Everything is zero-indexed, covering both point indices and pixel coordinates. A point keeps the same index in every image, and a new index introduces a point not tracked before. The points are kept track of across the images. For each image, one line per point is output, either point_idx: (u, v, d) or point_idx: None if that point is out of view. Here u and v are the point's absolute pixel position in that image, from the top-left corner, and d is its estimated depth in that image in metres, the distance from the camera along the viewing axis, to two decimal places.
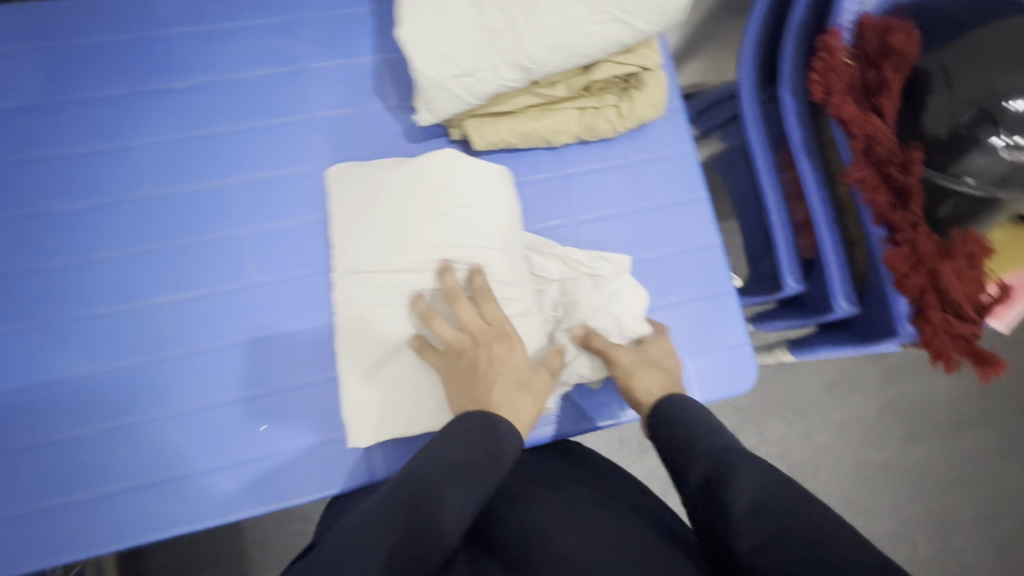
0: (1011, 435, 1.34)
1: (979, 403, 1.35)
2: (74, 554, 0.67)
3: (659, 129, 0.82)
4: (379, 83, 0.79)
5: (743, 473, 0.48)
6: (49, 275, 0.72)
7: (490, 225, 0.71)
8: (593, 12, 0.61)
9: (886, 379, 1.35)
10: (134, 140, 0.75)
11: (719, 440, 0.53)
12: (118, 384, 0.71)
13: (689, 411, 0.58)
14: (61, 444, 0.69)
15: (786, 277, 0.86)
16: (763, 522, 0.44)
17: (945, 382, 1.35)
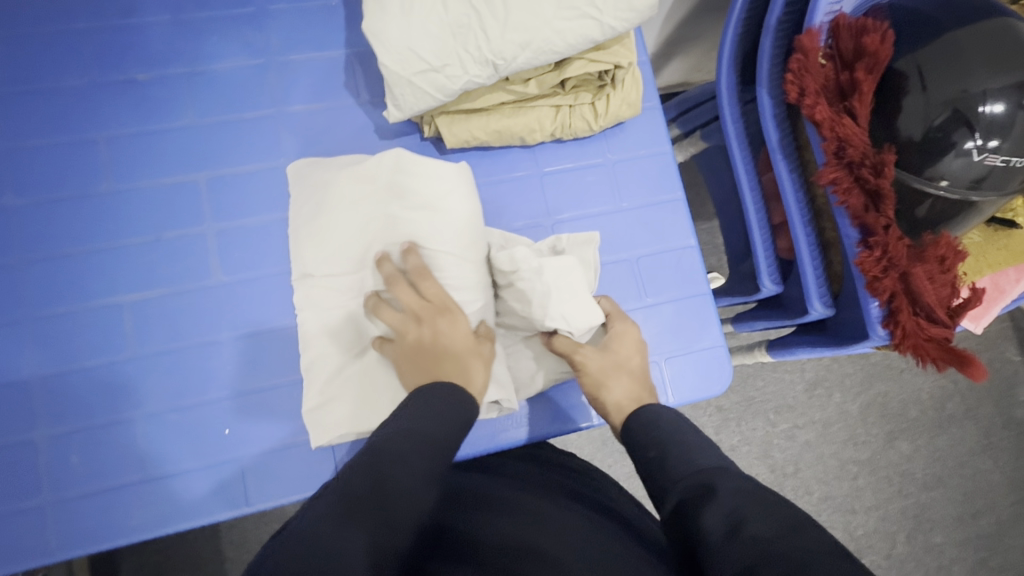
0: (987, 432, 1.36)
1: (955, 401, 1.37)
2: (28, 566, 0.64)
3: (637, 128, 0.81)
4: (350, 77, 0.77)
5: (723, 489, 0.43)
6: (1, 273, 0.69)
7: (445, 225, 0.67)
8: (561, 8, 0.59)
9: (865, 378, 1.36)
10: (92, 132, 0.72)
11: (697, 460, 0.48)
12: (76, 387, 0.68)
13: (660, 427, 0.55)
14: (14, 451, 0.66)
15: (763, 278, 0.86)
16: (745, 546, 0.38)
17: (921, 379, 1.37)
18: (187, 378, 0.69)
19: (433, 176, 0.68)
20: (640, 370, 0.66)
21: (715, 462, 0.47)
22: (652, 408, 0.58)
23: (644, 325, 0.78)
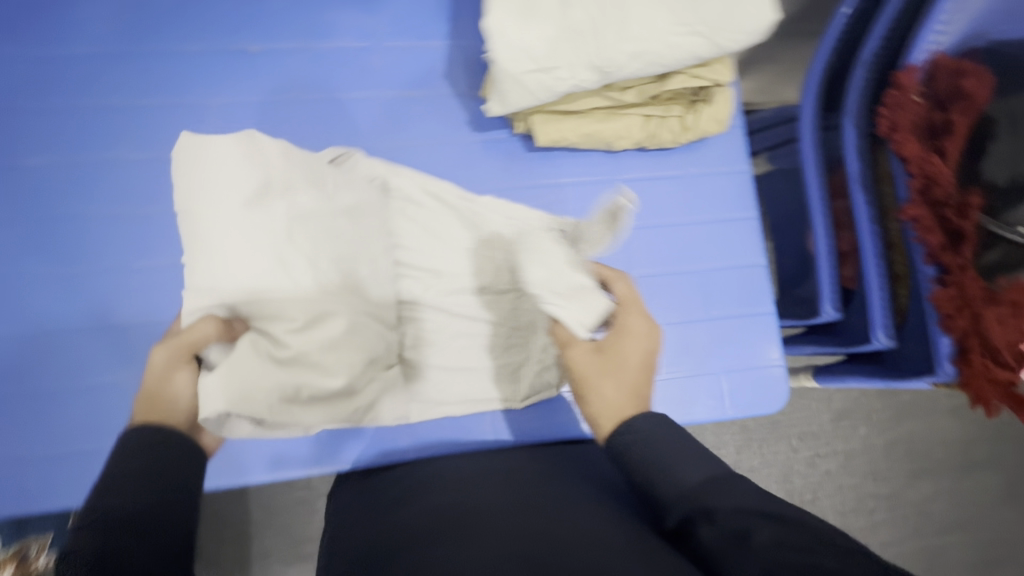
0: (1009, 483, 1.36)
1: (981, 448, 1.36)
2: None
3: (719, 145, 0.83)
4: (450, 68, 0.80)
5: (725, 505, 0.44)
6: (106, 221, 0.72)
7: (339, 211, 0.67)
8: (676, 23, 0.61)
9: (893, 415, 1.35)
10: (206, 97, 0.76)
11: (697, 467, 0.47)
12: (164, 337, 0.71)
13: (635, 429, 0.51)
14: (98, 390, 0.69)
15: (825, 304, 0.88)
16: (755, 561, 0.39)
17: (951, 423, 1.37)
18: None
19: (235, 159, 0.63)
20: (598, 387, 0.55)
21: (707, 470, 0.47)
22: (653, 414, 0.52)
23: (706, 336, 0.80)
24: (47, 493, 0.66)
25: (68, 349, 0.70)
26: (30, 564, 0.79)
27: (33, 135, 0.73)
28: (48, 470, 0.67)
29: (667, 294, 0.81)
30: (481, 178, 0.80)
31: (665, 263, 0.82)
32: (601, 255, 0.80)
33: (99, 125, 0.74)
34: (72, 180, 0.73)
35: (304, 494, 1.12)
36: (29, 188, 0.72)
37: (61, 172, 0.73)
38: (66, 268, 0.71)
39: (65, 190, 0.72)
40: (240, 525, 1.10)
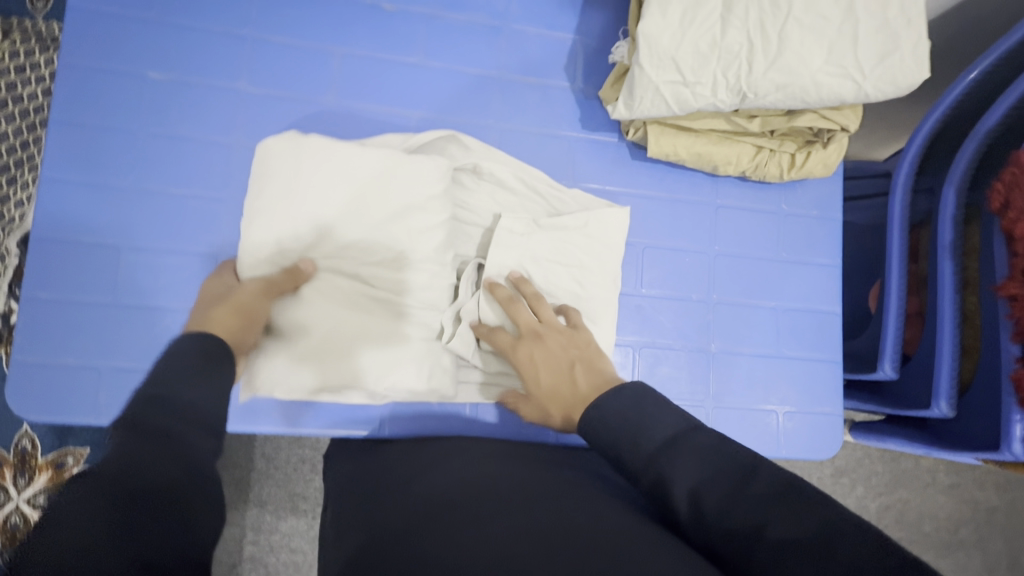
0: (989, 567, 1.39)
1: (969, 529, 1.39)
2: None
3: (816, 188, 0.84)
4: (572, 63, 0.80)
5: (685, 471, 0.46)
6: (206, 146, 0.70)
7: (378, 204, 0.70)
8: (829, 63, 0.61)
9: (890, 481, 1.37)
10: (329, 44, 0.75)
11: (657, 430, 0.49)
12: None
13: (622, 420, 0.52)
14: (174, 314, 0.68)
15: (885, 362, 0.89)
16: (729, 523, 0.42)
17: (946, 500, 1.39)
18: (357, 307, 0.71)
19: (302, 164, 0.68)
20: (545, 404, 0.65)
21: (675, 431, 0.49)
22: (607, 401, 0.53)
23: (771, 373, 0.81)
24: (112, 408, 0.65)
25: (145, 266, 0.68)
26: (64, 472, 0.79)
27: (152, 42, 0.70)
28: (114, 384, 0.66)
29: (741, 324, 0.81)
30: (585, 175, 0.80)
31: (744, 294, 0.82)
32: (673, 275, 0.81)
33: (216, 52, 0.72)
34: (178, 98, 0.70)
35: (308, 452, 1.07)
36: (139, 94, 0.69)
37: (176, 88, 0.70)
38: (160, 185, 0.69)
39: (169, 107, 0.70)
40: (241, 471, 1.04)
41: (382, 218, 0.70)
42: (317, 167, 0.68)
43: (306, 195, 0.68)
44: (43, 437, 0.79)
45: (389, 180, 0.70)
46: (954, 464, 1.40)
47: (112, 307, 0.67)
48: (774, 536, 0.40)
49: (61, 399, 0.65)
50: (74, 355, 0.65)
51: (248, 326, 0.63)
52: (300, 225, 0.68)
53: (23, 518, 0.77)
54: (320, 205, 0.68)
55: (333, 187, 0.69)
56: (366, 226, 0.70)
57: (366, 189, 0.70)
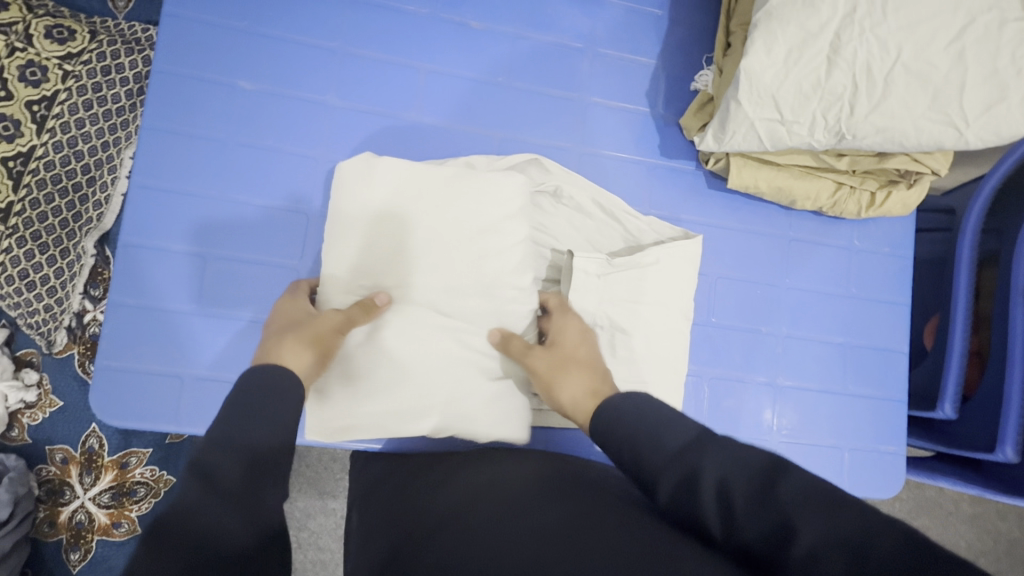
0: None
1: (993, 562, 1.39)
2: None
3: (890, 225, 0.83)
4: (653, 90, 0.80)
5: (707, 467, 0.43)
6: (292, 159, 0.70)
7: (472, 224, 0.70)
8: (932, 110, 0.61)
9: (914, 509, 1.37)
10: (415, 59, 0.74)
11: (679, 431, 0.47)
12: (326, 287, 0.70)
13: (632, 412, 0.51)
14: (255, 325, 0.68)
15: (945, 402, 0.89)
16: (764, 526, 0.39)
17: (971, 532, 1.39)
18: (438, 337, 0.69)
19: (385, 183, 0.68)
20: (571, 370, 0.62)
21: (692, 433, 0.47)
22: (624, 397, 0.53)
23: (837, 410, 0.80)
24: (193, 417, 0.66)
25: (228, 276, 0.68)
26: (128, 472, 0.79)
27: (243, 53, 0.70)
28: (195, 394, 0.66)
29: (808, 358, 0.81)
30: (661, 203, 0.79)
31: (812, 328, 0.81)
32: (743, 305, 0.80)
33: (305, 63, 0.71)
34: (266, 109, 0.70)
35: (341, 452, 1.06)
36: (229, 104, 0.69)
37: (265, 99, 0.70)
38: (246, 195, 0.69)
39: (256, 117, 0.70)
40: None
41: (453, 238, 0.69)
42: (385, 183, 0.68)
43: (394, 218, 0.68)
44: (110, 437, 0.79)
45: (462, 198, 0.69)
46: (978, 495, 1.40)
47: (195, 316, 0.67)
48: (808, 539, 0.37)
49: (144, 406, 0.65)
50: (157, 362, 0.66)
51: (321, 358, 0.58)
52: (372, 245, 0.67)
53: (87, 516, 0.78)
54: (413, 230, 0.68)
55: (404, 205, 0.68)
56: (437, 249, 0.68)
57: (437, 209, 0.69)
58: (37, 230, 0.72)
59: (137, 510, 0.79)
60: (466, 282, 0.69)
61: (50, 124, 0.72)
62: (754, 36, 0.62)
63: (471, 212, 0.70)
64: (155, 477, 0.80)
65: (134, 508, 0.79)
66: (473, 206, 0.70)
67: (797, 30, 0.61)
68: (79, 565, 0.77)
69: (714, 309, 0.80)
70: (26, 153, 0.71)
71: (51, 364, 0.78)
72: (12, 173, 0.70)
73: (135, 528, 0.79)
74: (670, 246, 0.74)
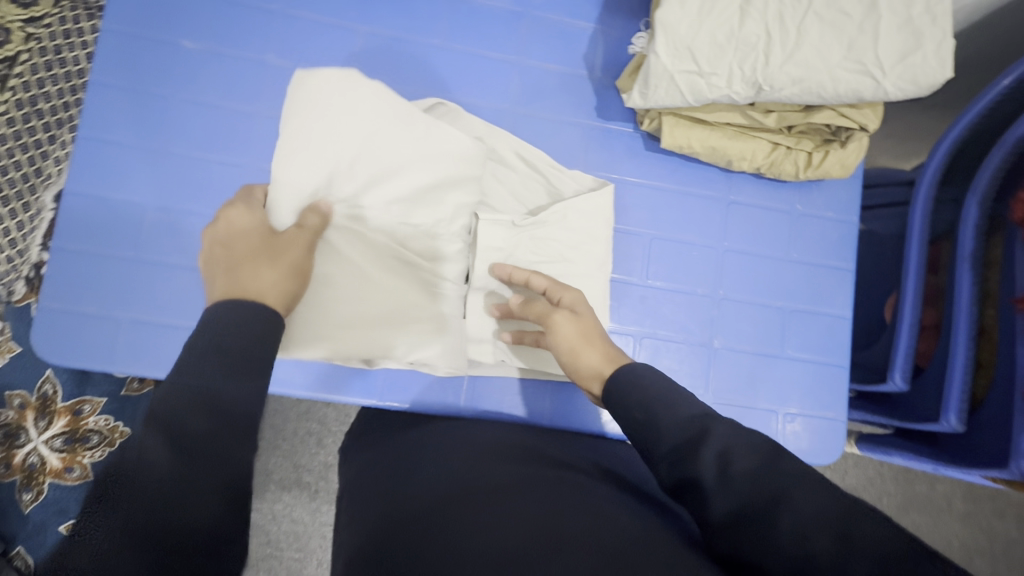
0: None
1: (984, 560, 1.34)
2: (168, 373, 0.69)
3: (834, 189, 0.82)
4: (593, 54, 0.81)
5: (796, 498, 0.42)
6: (232, 115, 0.73)
7: (397, 156, 0.72)
8: (847, 58, 0.61)
9: (901, 503, 1.33)
10: (356, 22, 0.77)
11: (678, 408, 0.50)
12: None
13: (645, 379, 0.54)
14: (190, 273, 0.71)
15: (894, 372, 0.87)
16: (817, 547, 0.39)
17: (960, 527, 1.34)
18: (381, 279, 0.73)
19: (315, 115, 0.69)
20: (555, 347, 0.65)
21: (766, 447, 0.47)
22: (628, 370, 0.55)
23: (777, 374, 0.79)
24: (126, 357, 0.69)
25: (164, 226, 0.71)
26: (81, 420, 0.83)
27: (188, 13, 0.73)
28: (130, 335, 0.69)
29: (748, 323, 0.80)
30: (599, 164, 0.80)
31: (751, 292, 0.81)
32: (681, 267, 0.80)
33: (248, 24, 0.75)
34: (210, 67, 0.73)
35: (317, 427, 1.08)
36: (173, 62, 0.73)
37: (208, 58, 0.73)
38: (186, 148, 0.72)
39: (200, 74, 0.73)
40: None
41: (394, 161, 0.72)
42: (340, 112, 0.69)
43: (321, 148, 0.69)
44: (65, 383, 0.83)
45: (409, 127, 0.72)
46: (971, 492, 1.36)
47: (134, 262, 0.70)
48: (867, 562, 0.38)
49: (81, 345, 0.68)
50: (95, 304, 0.69)
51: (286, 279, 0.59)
52: (319, 167, 0.69)
53: (40, 460, 0.81)
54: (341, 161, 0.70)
55: (353, 132, 0.70)
56: (381, 171, 0.72)
57: (387, 137, 0.72)
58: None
59: (90, 456, 0.83)
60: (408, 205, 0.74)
61: (11, 83, 0.77)
62: None
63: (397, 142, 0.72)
64: (108, 426, 0.85)
65: (86, 455, 0.83)
66: (418, 136, 0.73)
67: None
68: (31, 505, 0.80)
69: (652, 271, 0.80)
70: None
71: (11, 313, 0.82)
72: None
73: (87, 474, 0.83)
74: (599, 202, 0.75)
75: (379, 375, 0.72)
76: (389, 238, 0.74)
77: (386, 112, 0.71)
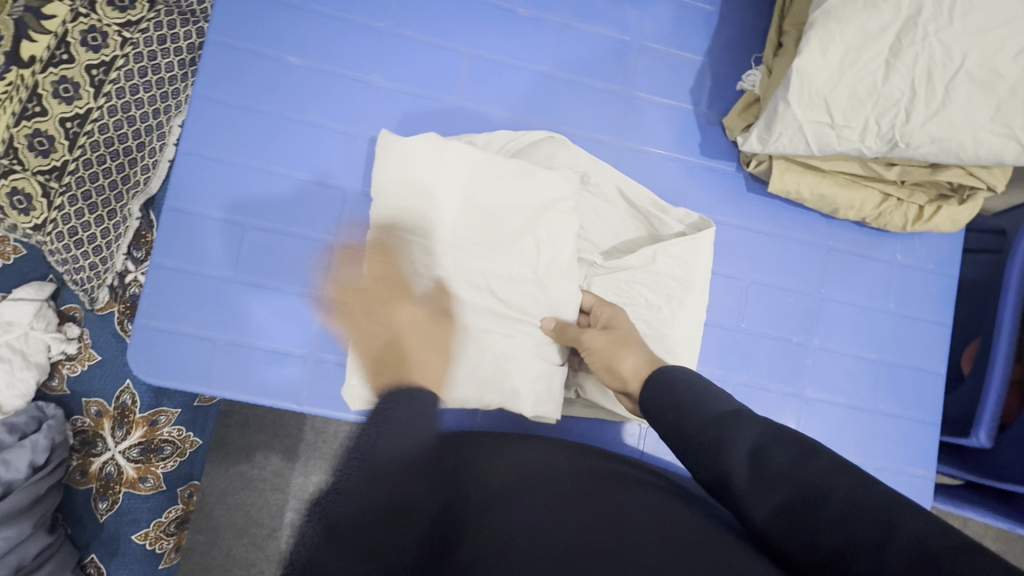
0: None
1: None
2: (260, 399, 0.68)
3: (936, 241, 0.80)
4: (699, 88, 0.78)
5: (830, 489, 0.39)
6: (334, 136, 0.71)
7: (501, 209, 0.69)
8: (995, 121, 0.58)
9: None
10: (462, 44, 0.74)
11: (711, 406, 0.47)
12: (352, 262, 0.71)
13: (679, 384, 0.51)
14: (285, 296, 0.70)
15: (980, 429, 0.85)
16: (851, 533, 0.37)
17: None
18: None
19: (424, 152, 0.67)
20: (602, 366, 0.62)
21: (802, 437, 0.43)
22: (664, 373, 0.53)
23: (865, 427, 0.78)
24: (221, 380, 0.68)
25: (261, 247, 0.69)
26: (157, 430, 0.83)
27: (295, 27, 0.71)
28: (226, 357, 0.68)
29: (839, 372, 0.78)
30: (699, 203, 0.78)
31: (844, 341, 0.79)
32: (774, 311, 0.78)
33: (353, 42, 0.72)
34: (313, 85, 0.71)
35: None
36: (279, 78, 0.71)
37: (311, 75, 0.71)
38: (285, 167, 0.70)
39: (303, 91, 0.71)
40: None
41: (480, 210, 0.68)
42: (440, 155, 0.67)
43: (423, 180, 0.67)
44: (143, 394, 0.82)
45: (497, 180, 0.69)
46: (1006, 531, 1.30)
47: (233, 282, 0.69)
48: (905, 541, 0.35)
49: (176, 364, 0.67)
50: (193, 324, 0.68)
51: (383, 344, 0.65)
52: (406, 209, 0.67)
53: (116, 469, 0.81)
54: (441, 202, 0.67)
55: (459, 178, 0.68)
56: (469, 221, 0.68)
57: (476, 186, 0.68)
58: (88, 190, 0.75)
59: (163, 466, 0.83)
60: (502, 258, 0.68)
61: (107, 88, 0.74)
62: (811, 36, 0.60)
63: (503, 192, 0.69)
64: (181, 437, 0.84)
65: (160, 465, 0.83)
66: (512, 185, 0.69)
67: (857, 32, 0.59)
68: (106, 514, 0.81)
69: (744, 315, 0.78)
70: (83, 114, 0.73)
71: (92, 319, 0.83)
72: (69, 133, 0.72)
73: (159, 484, 0.83)
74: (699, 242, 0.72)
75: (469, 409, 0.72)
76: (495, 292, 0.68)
77: (476, 160, 0.68)
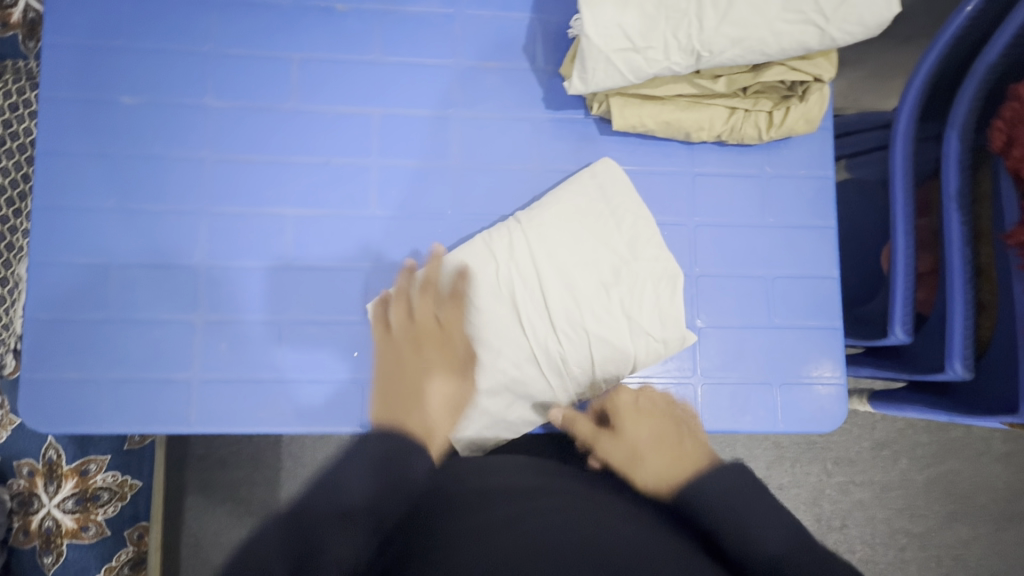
0: None
1: None
2: (156, 428, 0.70)
3: (803, 145, 0.79)
4: (531, 44, 0.79)
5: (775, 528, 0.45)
6: (181, 163, 0.73)
7: (637, 282, 0.72)
8: (786, 10, 0.60)
9: (936, 452, 1.19)
10: (291, 51, 0.76)
11: (741, 483, 0.50)
12: (216, 281, 0.73)
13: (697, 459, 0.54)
14: (154, 326, 0.71)
15: (895, 326, 0.82)
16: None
17: (1014, 474, 1.19)
18: (330, 298, 0.74)
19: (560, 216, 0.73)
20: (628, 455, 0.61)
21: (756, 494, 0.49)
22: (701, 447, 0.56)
23: (764, 345, 0.77)
24: (113, 416, 0.70)
25: (127, 283, 0.72)
26: (89, 478, 0.85)
27: (121, 68, 0.74)
28: (114, 395, 0.70)
29: (730, 295, 0.77)
30: (553, 156, 0.78)
31: (730, 262, 0.78)
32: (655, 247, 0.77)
33: (181, 69, 0.74)
34: (147, 119, 0.73)
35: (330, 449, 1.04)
36: (116, 120, 0.73)
37: (147, 110, 0.74)
38: (137, 203, 0.73)
39: (140, 126, 0.73)
40: (270, 469, 1.04)
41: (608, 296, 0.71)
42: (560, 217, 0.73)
43: (549, 229, 0.73)
44: (66, 446, 0.85)
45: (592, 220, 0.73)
46: (1009, 430, 1.20)
47: (106, 322, 0.71)
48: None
49: (65, 412, 0.70)
50: (76, 370, 0.70)
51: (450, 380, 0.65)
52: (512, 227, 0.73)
53: (56, 522, 0.84)
54: (567, 249, 0.72)
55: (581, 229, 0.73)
56: (538, 259, 0.72)
57: (552, 226, 0.72)
58: None
59: (103, 513, 0.86)
60: (548, 293, 0.71)
61: None
62: None
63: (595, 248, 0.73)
64: (118, 481, 0.87)
65: (99, 512, 0.85)
66: (632, 270, 0.72)
67: None
68: (53, 567, 0.84)
69: None
70: None
71: (8, 386, 0.85)
72: None
73: (103, 530, 0.85)
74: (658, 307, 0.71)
75: (354, 396, 0.73)
76: (553, 326, 0.71)
77: (556, 215, 0.73)
